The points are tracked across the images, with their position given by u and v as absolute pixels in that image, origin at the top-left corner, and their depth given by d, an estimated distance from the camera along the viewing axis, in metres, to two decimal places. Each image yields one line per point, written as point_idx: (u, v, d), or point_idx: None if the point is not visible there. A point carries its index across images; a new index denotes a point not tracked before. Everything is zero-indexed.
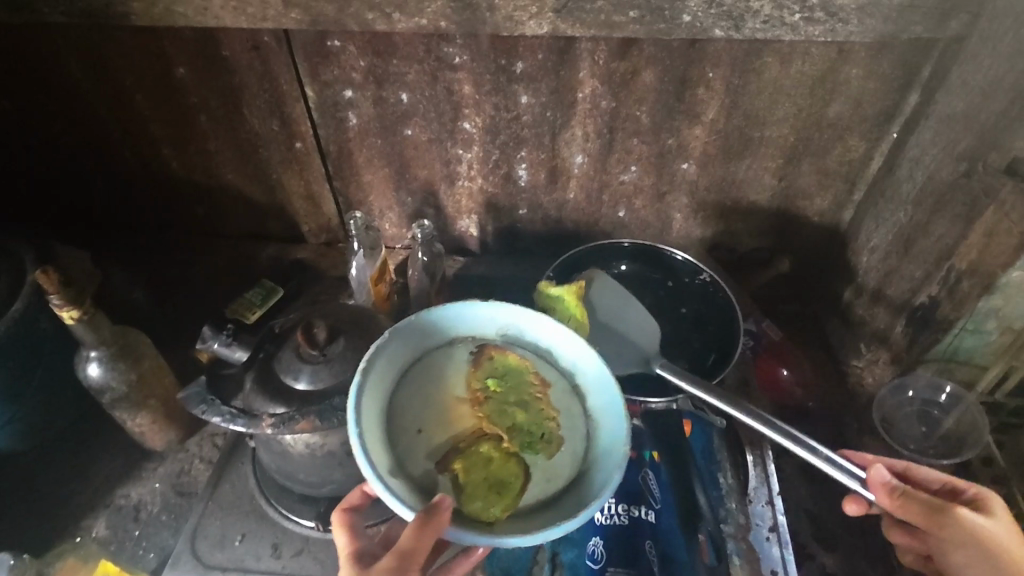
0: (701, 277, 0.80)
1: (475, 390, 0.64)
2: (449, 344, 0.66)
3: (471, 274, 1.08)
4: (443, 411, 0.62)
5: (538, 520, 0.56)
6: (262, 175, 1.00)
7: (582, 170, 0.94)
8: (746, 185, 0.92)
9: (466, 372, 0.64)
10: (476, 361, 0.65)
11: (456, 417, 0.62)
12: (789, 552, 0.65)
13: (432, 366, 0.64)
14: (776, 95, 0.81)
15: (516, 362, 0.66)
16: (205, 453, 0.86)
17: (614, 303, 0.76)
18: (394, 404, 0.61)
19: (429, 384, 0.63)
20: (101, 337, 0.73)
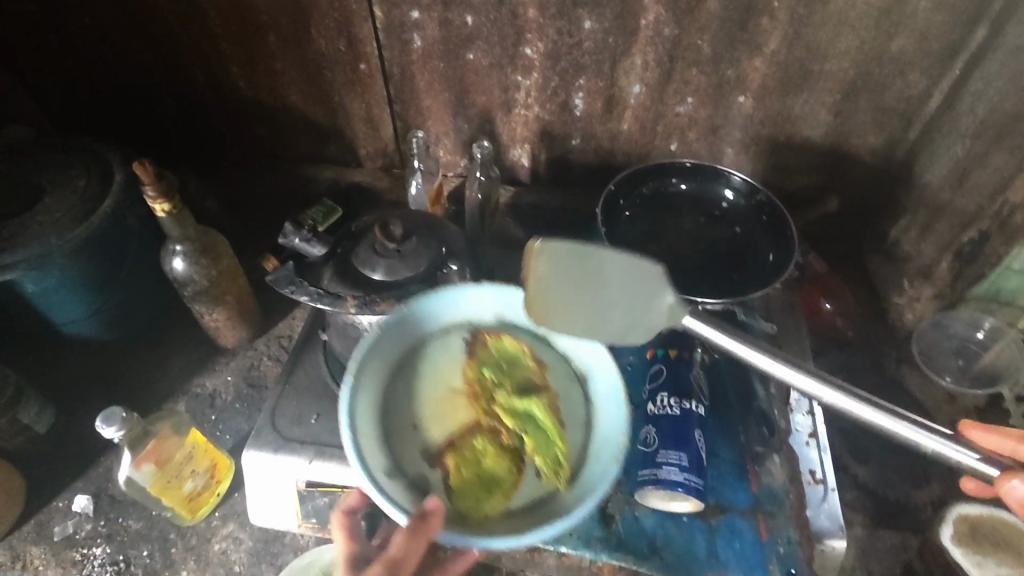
0: (758, 197, 0.83)
1: (472, 382, 0.66)
2: (441, 335, 0.68)
3: (523, 204, 1.10)
4: (438, 403, 0.65)
5: (529, 514, 0.58)
6: (325, 97, 1.04)
7: (638, 100, 0.94)
8: (800, 121, 0.91)
9: (463, 363, 0.67)
10: (470, 351, 0.68)
11: (452, 410, 0.65)
12: (825, 454, 0.70)
13: (426, 358, 0.67)
14: (840, 27, 0.80)
15: (510, 350, 0.68)
16: (272, 352, 0.93)
17: (572, 275, 0.55)
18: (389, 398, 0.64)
19: (422, 376, 0.66)
20: (186, 233, 0.79)
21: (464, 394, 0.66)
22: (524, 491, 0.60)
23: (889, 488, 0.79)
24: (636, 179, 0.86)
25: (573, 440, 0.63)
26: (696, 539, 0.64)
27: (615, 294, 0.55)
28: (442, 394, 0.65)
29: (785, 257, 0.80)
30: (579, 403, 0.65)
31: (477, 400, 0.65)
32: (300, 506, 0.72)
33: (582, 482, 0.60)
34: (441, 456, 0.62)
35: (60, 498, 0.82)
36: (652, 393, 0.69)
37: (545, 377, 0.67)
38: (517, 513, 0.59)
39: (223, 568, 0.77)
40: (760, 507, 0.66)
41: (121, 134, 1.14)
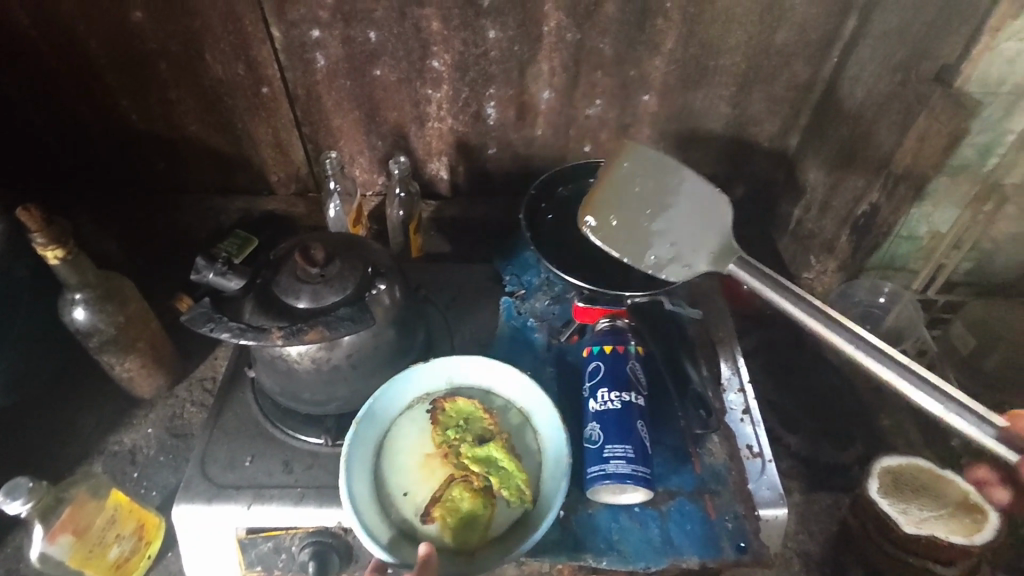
0: None
1: (440, 445, 0.69)
2: (407, 412, 0.71)
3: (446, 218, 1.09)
4: (416, 468, 0.68)
5: (511, 544, 0.62)
6: (227, 124, 0.99)
7: (549, 106, 0.96)
8: (702, 114, 0.95)
9: (429, 428, 0.70)
10: (434, 418, 0.71)
11: (429, 471, 0.67)
12: (759, 428, 0.73)
13: (395, 434, 0.70)
14: (729, 23, 0.84)
15: (465, 408, 0.71)
16: (195, 397, 0.88)
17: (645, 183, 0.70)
18: (375, 475, 0.67)
19: (396, 452, 0.68)
20: (85, 280, 0.73)
21: (436, 455, 0.68)
22: (500, 526, 0.63)
23: (819, 453, 0.84)
24: (553, 183, 0.89)
25: (532, 472, 0.67)
26: (651, 527, 0.65)
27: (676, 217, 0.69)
28: (417, 464, 0.68)
29: None
30: (531, 436, 0.70)
31: (448, 457, 0.68)
32: (243, 556, 0.67)
33: (547, 503, 0.64)
34: (428, 511, 0.65)
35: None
36: (593, 389, 0.70)
37: (498, 423, 0.70)
38: (502, 547, 0.62)
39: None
40: (705, 487, 0.68)
41: None
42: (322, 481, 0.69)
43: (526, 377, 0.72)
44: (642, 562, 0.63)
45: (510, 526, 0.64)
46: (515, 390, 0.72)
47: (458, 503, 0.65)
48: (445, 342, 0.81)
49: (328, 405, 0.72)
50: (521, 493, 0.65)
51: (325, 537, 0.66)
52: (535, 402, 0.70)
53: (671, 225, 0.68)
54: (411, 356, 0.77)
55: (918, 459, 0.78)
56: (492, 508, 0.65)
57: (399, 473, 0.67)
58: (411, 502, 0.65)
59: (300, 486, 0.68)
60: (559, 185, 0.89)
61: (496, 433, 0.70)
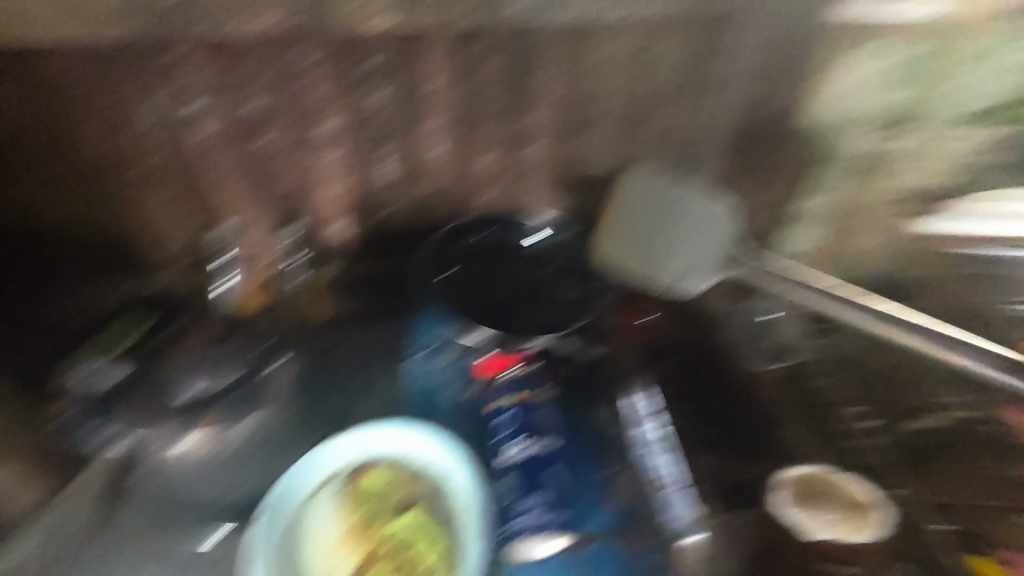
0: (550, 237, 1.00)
1: (364, 518, 0.72)
2: (320, 491, 0.73)
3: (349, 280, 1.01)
4: (334, 548, 0.70)
5: None
6: (100, 206, 0.87)
7: (443, 160, 0.96)
8: (590, 159, 1.00)
9: (343, 505, 0.73)
10: (348, 493, 0.73)
11: (348, 549, 0.71)
12: (675, 460, 0.83)
13: (308, 515, 0.71)
14: (603, 74, 0.89)
15: (377, 479, 0.75)
16: (85, 501, 0.81)
17: (646, 203, 0.92)
18: (295, 561, 0.69)
19: (312, 534, 0.71)
20: None
21: (353, 531, 0.72)
22: None
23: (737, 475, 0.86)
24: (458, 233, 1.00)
25: (455, 532, 0.71)
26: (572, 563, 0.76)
27: (684, 238, 0.88)
28: (336, 543, 0.71)
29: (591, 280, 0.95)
30: (445, 499, 0.74)
31: (365, 532, 0.72)
32: None
33: (469, 559, 0.69)
34: None
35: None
36: (512, 438, 0.83)
37: (411, 490, 0.74)
38: None
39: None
40: (623, 522, 0.80)
41: None
42: None
43: (434, 441, 0.76)
44: None
45: None
46: (433, 456, 0.75)
47: None
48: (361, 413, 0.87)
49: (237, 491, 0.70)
50: (438, 558, 0.70)
51: None
52: (445, 465, 0.75)
53: (676, 245, 0.89)
54: None
55: (814, 466, 0.80)
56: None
57: (317, 556, 0.70)
58: None
59: None
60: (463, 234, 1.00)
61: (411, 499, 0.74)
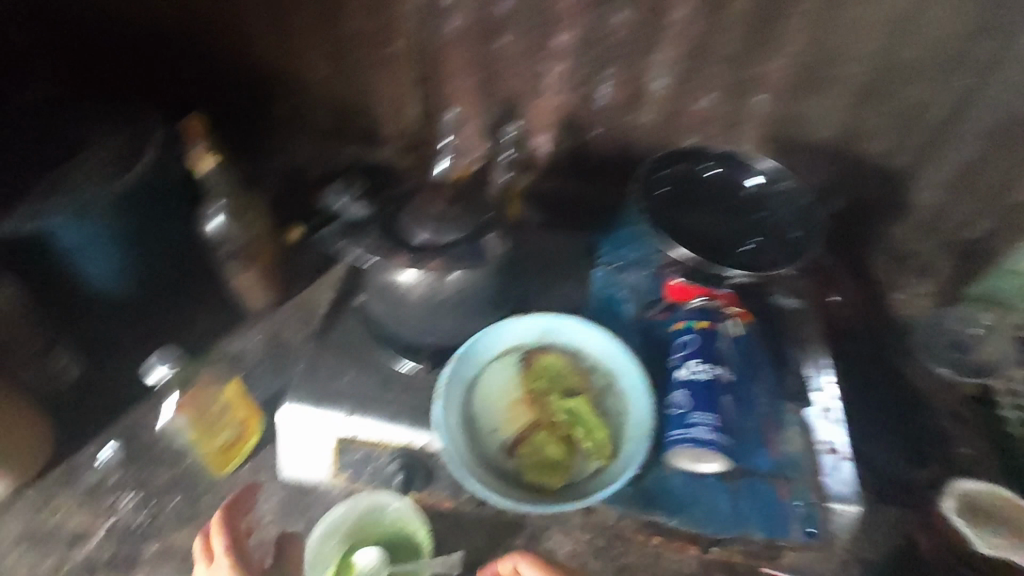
0: (781, 184, 0.81)
1: (526, 391, 0.72)
2: (502, 357, 0.73)
3: (539, 190, 1.16)
4: (503, 409, 0.71)
5: (577, 491, 0.66)
6: (351, 74, 1.06)
7: (662, 94, 1.01)
8: (808, 123, 0.97)
9: (518, 376, 0.73)
10: (526, 368, 0.73)
11: (514, 417, 0.70)
12: (842, 426, 0.72)
13: (486, 377, 0.72)
14: (864, 31, 0.86)
15: (555, 361, 0.73)
16: (298, 317, 0.93)
17: None
18: (469, 415, 0.70)
19: (485, 395, 0.71)
20: (228, 188, 0.81)
21: (522, 401, 0.71)
22: (580, 473, 0.67)
23: (891, 465, 0.85)
24: (667, 161, 0.83)
25: (614, 430, 0.69)
26: (721, 499, 0.66)
27: None
28: (505, 407, 0.71)
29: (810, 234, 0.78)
30: (615, 397, 0.71)
31: (535, 406, 0.71)
32: (338, 458, 0.72)
33: (623, 462, 0.66)
34: (514, 446, 0.69)
35: (65, 464, 0.76)
36: (683, 359, 0.71)
37: (587, 382, 0.72)
38: (574, 490, 0.66)
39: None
40: (781, 471, 0.68)
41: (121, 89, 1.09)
42: (414, 403, 0.72)
43: (613, 339, 0.73)
44: (709, 528, 0.65)
45: (577, 478, 0.67)
46: (600, 350, 0.73)
47: (539, 447, 0.68)
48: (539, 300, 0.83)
49: (426, 335, 0.75)
50: (599, 451, 0.68)
51: (414, 456, 0.70)
52: (622, 366, 0.72)
53: None
54: (506, 308, 0.78)
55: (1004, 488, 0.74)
56: (569, 457, 0.68)
57: (491, 411, 0.71)
58: (497, 439, 0.69)
59: (394, 404, 0.72)
60: (671, 163, 0.83)
61: (581, 389, 0.72)
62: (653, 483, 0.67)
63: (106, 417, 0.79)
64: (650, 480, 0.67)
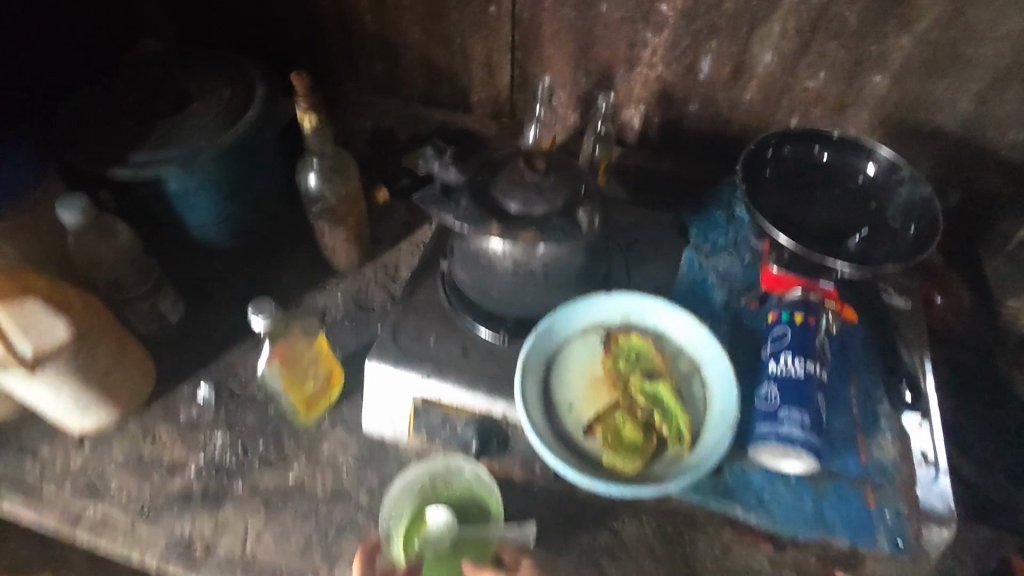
0: (901, 173, 0.75)
1: (609, 370, 0.71)
2: (584, 334, 0.73)
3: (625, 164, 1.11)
4: (584, 385, 0.70)
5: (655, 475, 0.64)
6: (447, 39, 1.06)
7: (768, 70, 0.96)
8: (935, 108, 0.92)
9: (600, 354, 0.72)
10: (607, 347, 0.73)
11: (594, 394, 0.70)
12: (939, 437, 0.68)
13: (567, 352, 0.72)
14: (1006, 9, 0.81)
15: (638, 343, 0.73)
16: (380, 279, 0.95)
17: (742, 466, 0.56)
18: (549, 389, 0.70)
19: (566, 370, 0.71)
20: (323, 147, 0.82)
21: (604, 380, 0.71)
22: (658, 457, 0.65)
23: (990, 484, 0.79)
24: (776, 141, 0.78)
25: (696, 419, 0.67)
26: (804, 500, 0.64)
27: None
28: (585, 384, 0.71)
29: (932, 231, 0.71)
30: (697, 384, 0.70)
31: (616, 385, 0.70)
32: (414, 419, 0.73)
33: (706, 450, 0.65)
34: (591, 424, 0.68)
35: (166, 398, 0.81)
36: (775, 353, 0.68)
37: (669, 366, 0.71)
38: (651, 474, 0.64)
39: (320, 483, 0.75)
40: (870, 477, 0.65)
41: (229, 43, 1.13)
42: (493, 373, 0.73)
43: (699, 324, 0.72)
44: (788, 527, 0.63)
45: (656, 463, 0.65)
46: (685, 334, 0.72)
47: (618, 427, 0.67)
48: (624, 280, 0.81)
49: (513, 306, 0.74)
50: (679, 436, 0.66)
51: (488, 423, 0.71)
52: (707, 353, 0.71)
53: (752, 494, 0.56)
54: (591, 284, 0.77)
55: None
56: (648, 439, 0.66)
57: (571, 387, 0.70)
58: (576, 415, 0.69)
59: (474, 371, 0.73)
60: (781, 144, 0.78)
61: (663, 372, 0.71)
62: (733, 478, 0.65)
63: (204, 357, 0.85)
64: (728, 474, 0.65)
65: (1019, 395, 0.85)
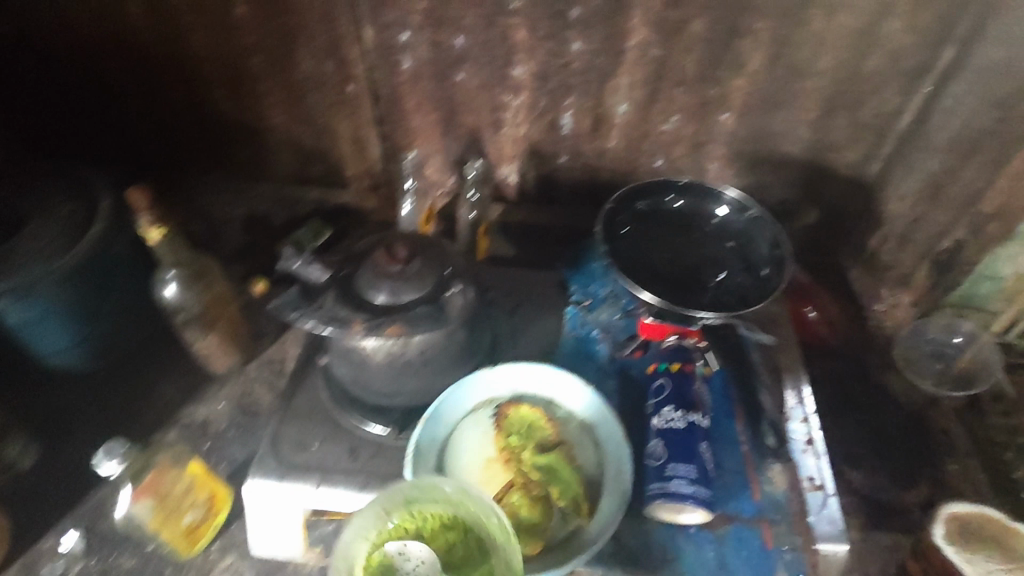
0: (749, 213, 0.79)
1: (502, 449, 0.69)
2: (473, 413, 0.71)
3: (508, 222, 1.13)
4: (478, 469, 0.68)
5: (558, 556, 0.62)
6: (310, 119, 1.04)
7: (624, 119, 0.99)
8: (779, 138, 0.98)
9: (491, 432, 0.70)
10: (497, 424, 0.71)
11: (489, 477, 0.67)
12: (822, 461, 0.71)
13: (457, 435, 0.70)
14: (819, 47, 0.86)
15: (528, 414, 0.71)
16: (265, 378, 0.89)
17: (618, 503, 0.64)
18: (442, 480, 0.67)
19: (458, 455, 0.68)
20: (178, 257, 0.78)
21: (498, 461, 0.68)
22: (558, 533, 0.64)
23: (880, 490, 0.83)
24: (632, 196, 0.81)
25: (591, 486, 0.67)
26: (705, 551, 0.64)
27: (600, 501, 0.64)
28: (479, 467, 0.68)
29: (781, 269, 0.75)
30: (590, 448, 0.69)
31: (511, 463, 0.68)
32: (306, 535, 0.69)
33: (604, 518, 0.64)
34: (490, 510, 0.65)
35: (26, 555, 0.73)
36: (657, 407, 0.69)
37: (560, 434, 0.70)
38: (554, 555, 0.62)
39: None
40: (765, 515, 0.66)
41: (80, 145, 1.08)
42: (385, 471, 0.70)
43: (585, 386, 0.72)
44: None
45: (557, 541, 0.63)
46: (573, 398, 0.72)
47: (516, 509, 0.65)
48: (509, 348, 0.80)
49: (396, 398, 0.72)
50: (577, 508, 0.65)
51: None
52: (597, 415, 0.71)
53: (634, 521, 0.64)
54: (477, 359, 0.76)
55: (988, 509, 0.75)
56: (547, 517, 0.65)
57: (464, 473, 0.67)
58: None
59: (364, 473, 0.70)
60: (636, 199, 0.81)
61: (555, 442, 0.70)
62: (635, 543, 0.65)
63: (67, 502, 0.77)
64: (631, 541, 0.65)
65: (894, 396, 0.92)
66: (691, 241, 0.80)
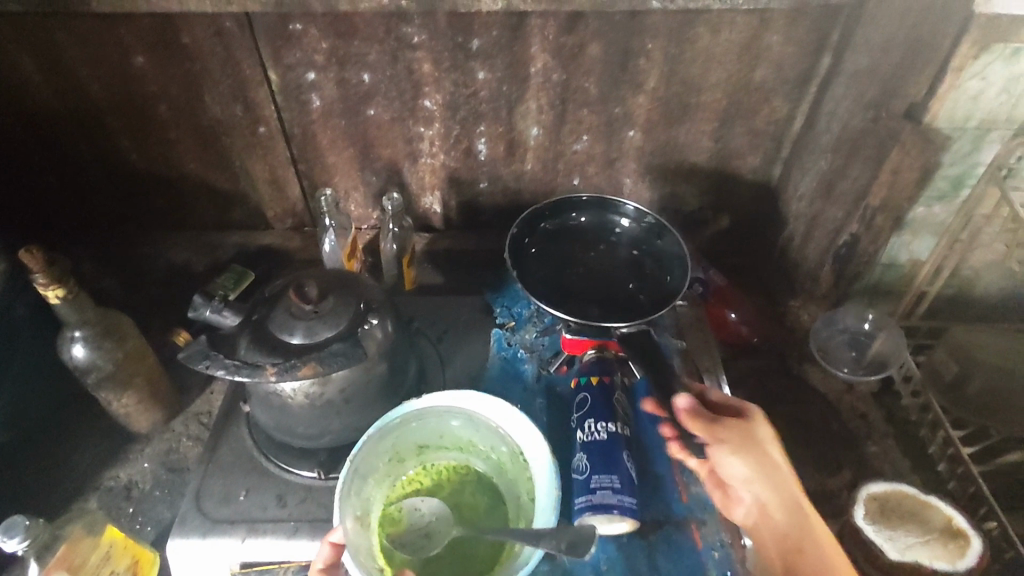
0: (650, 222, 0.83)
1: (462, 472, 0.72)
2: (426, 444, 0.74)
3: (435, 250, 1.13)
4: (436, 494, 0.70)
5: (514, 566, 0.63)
6: (224, 163, 1.03)
7: (538, 142, 1.02)
8: (685, 149, 1.02)
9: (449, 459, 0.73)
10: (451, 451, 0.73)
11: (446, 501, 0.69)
12: None
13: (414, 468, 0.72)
14: (708, 62, 0.91)
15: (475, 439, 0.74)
16: (191, 431, 0.87)
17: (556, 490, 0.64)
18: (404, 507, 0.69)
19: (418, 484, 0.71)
20: (84, 316, 0.75)
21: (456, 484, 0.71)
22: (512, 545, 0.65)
23: (807, 479, 0.86)
24: (536, 217, 0.83)
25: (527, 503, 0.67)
26: (637, 557, 0.66)
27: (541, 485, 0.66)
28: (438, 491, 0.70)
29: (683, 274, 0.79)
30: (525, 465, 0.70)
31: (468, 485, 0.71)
32: None
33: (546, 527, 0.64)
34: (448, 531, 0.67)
35: None
36: (580, 421, 0.71)
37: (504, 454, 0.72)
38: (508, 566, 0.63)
39: None
40: (693, 516, 0.68)
41: None
42: (314, 515, 0.69)
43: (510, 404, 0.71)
44: None
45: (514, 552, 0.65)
46: None
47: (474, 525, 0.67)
48: (436, 375, 0.80)
49: (322, 439, 0.72)
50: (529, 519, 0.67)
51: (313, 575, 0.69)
52: None
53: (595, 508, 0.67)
54: (404, 390, 0.76)
55: (904, 486, 0.79)
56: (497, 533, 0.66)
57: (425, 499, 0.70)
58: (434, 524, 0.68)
59: (293, 519, 0.69)
60: (541, 220, 0.84)
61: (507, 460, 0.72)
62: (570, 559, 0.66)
63: None
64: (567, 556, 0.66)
65: (814, 386, 0.96)
66: (598, 254, 0.83)
